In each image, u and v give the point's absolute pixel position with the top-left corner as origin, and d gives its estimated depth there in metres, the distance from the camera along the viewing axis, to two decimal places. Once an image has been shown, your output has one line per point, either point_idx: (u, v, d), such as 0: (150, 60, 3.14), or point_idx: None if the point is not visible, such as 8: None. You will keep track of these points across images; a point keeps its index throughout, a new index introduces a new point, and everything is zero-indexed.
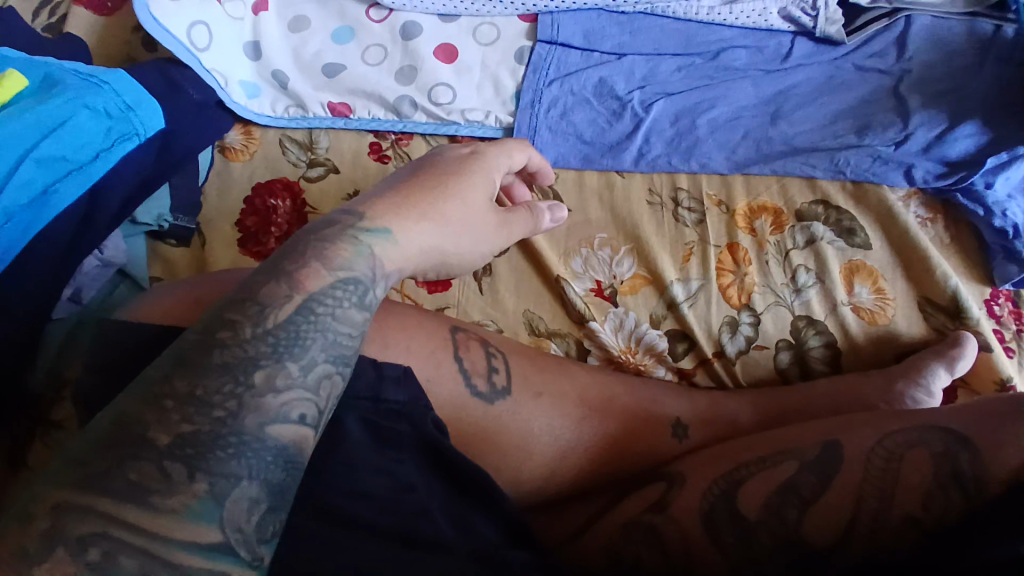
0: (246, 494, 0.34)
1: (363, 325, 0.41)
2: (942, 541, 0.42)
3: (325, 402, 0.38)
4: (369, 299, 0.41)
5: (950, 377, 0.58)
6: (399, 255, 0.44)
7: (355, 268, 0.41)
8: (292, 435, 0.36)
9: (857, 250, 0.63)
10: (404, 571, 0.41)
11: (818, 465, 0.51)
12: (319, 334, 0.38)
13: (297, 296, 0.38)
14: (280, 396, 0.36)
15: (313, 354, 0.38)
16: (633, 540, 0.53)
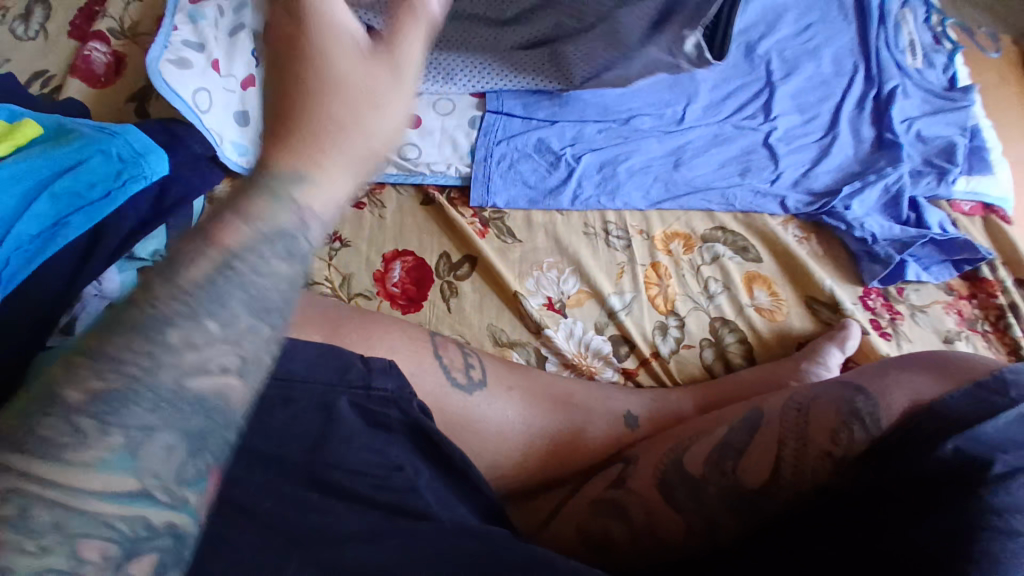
0: (162, 443, 0.30)
1: (290, 276, 0.33)
2: (866, 476, 0.54)
3: (254, 356, 0.32)
4: (298, 248, 0.33)
5: (843, 354, 0.71)
6: (334, 193, 0.33)
7: (277, 220, 0.32)
8: (208, 386, 0.30)
9: (751, 262, 0.78)
10: (404, 539, 0.48)
11: (743, 424, 0.62)
12: (237, 290, 0.31)
13: (211, 256, 0.31)
14: (201, 351, 0.30)
15: (234, 312, 0.31)
16: (603, 516, 0.61)
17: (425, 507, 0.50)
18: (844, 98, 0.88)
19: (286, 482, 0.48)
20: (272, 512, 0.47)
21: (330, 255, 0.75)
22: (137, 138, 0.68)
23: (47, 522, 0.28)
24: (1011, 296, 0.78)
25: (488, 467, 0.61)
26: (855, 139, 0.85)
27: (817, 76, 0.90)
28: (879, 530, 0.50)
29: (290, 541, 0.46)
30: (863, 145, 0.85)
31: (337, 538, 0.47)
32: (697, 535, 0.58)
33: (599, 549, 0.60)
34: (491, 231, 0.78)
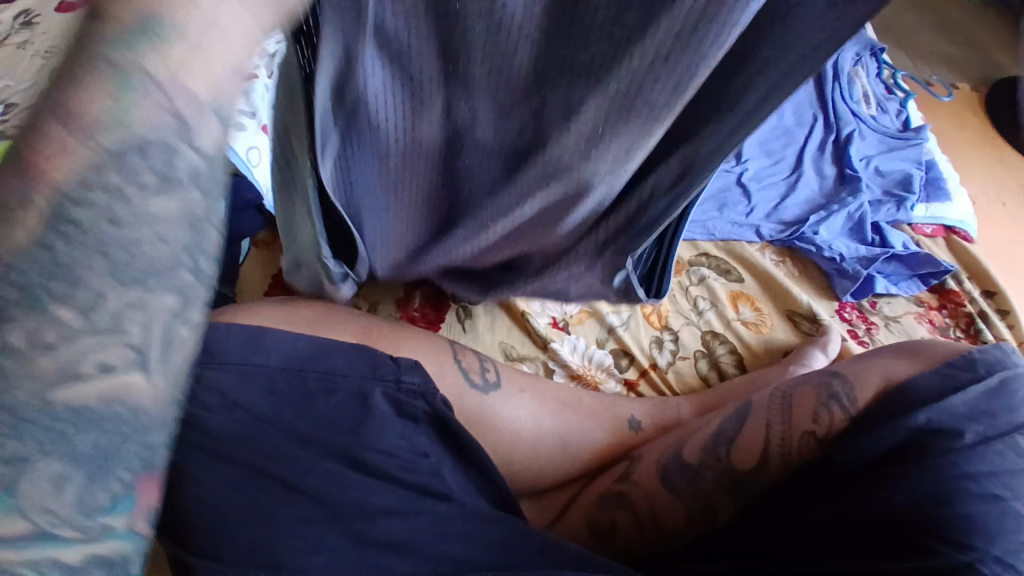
0: (46, 472, 0.23)
1: (188, 212, 0.25)
2: (848, 445, 0.59)
3: (148, 333, 0.24)
4: (182, 168, 0.25)
5: (826, 357, 0.78)
6: (207, 77, 0.26)
7: (133, 122, 0.23)
8: (95, 391, 0.24)
9: (734, 283, 0.87)
10: (429, 518, 0.53)
11: (737, 414, 0.67)
12: (97, 257, 0.23)
13: (80, 151, 0.23)
14: (62, 350, 0.23)
15: (92, 284, 0.23)
16: (609, 509, 0.66)
17: (447, 489, 0.56)
18: (806, 142, 0.98)
19: (321, 456, 0.53)
20: (312, 484, 0.52)
21: None
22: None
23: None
24: (977, 304, 0.87)
25: (502, 460, 0.67)
26: (819, 175, 0.96)
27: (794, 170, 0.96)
28: (864, 490, 0.56)
29: (331, 511, 0.51)
30: (825, 180, 0.95)
31: (370, 509, 0.52)
32: (695, 518, 0.63)
33: (605, 539, 0.64)
34: None
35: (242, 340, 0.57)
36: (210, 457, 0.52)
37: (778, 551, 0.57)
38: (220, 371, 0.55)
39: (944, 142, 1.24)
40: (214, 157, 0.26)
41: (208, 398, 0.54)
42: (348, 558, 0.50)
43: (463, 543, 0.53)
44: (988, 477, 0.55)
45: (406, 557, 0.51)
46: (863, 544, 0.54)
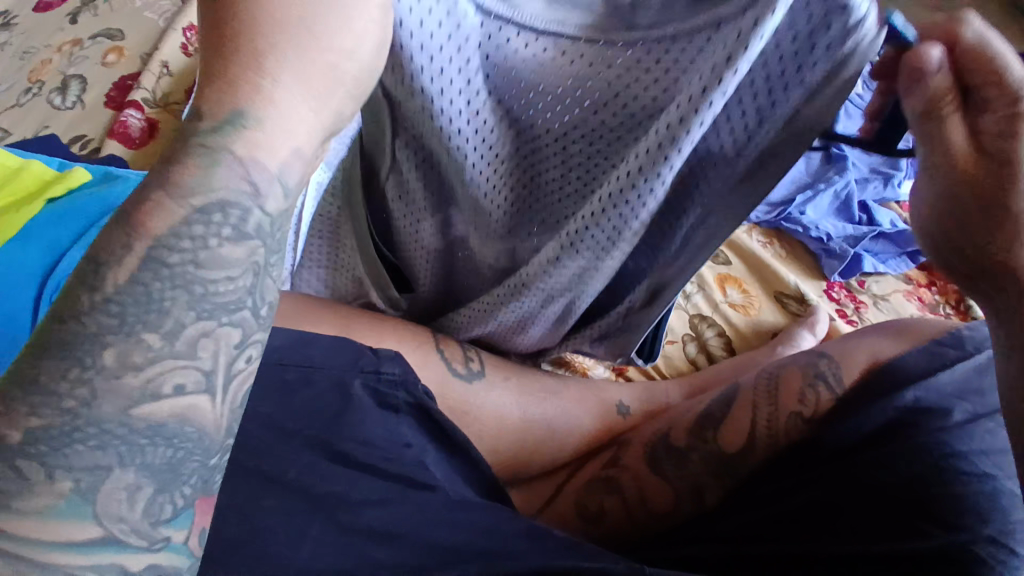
0: (121, 483, 0.33)
1: (251, 261, 0.35)
2: (839, 425, 0.59)
3: (213, 362, 0.35)
4: (251, 224, 0.35)
5: (813, 338, 0.78)
6: (275, 145, 0.35)
7: (215, 186, 0.34)
8: (167, 409, 0.34)
9: (722, 265, 0.86)
10: (413, 509, 0.52)
11: (722, 395, 0.66)
12: (179, 291, 0.33)
13: (173, 209, 0.33)
14: (147, 371, 0.33)
15: (177, 316, 0.33)
16: (597, 494, 0.65)
17: (430, 478, 0.55)
18: None
19: (300, 448, 0.53)
20: (292, 476, 0.51)
21: None
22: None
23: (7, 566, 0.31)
24: None
25: (489, 448, 0.66)
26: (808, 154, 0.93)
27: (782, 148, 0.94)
28: (853, 467, 0.56)
29: (313, 504, 0.50)
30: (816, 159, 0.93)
31: (351, 500, 0.51)
32: (683, 501, 0.62)
33: (593, 523, 0.64)
34: None
35: None
36: None
37: (764, 532, 0.56)
38: None
39: None
40: (276, 217, 0.36)
41: None
42: (333, 547, 0.49)
43: (447, 531, 0.52)
44: (980, 455, 0.54)
45: (384, 547, 0.50)
46: (857, 521, 0.53)
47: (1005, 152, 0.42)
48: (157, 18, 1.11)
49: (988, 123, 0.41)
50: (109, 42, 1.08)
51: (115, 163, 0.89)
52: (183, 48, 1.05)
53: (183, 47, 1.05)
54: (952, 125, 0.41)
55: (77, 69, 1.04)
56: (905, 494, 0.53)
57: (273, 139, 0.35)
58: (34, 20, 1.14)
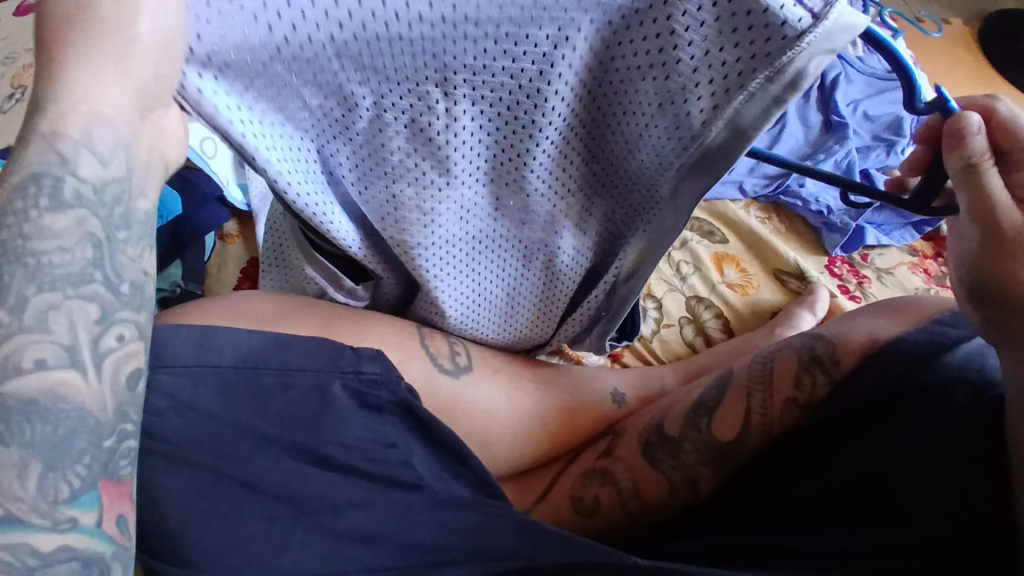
0: (10, 461, 0.36)
1: (83, 232, 0.39)
2: (843, 411, 0.58)
3: (71, 335, 0.38)
4: (70, 194, 0.38)
5: (814, 317, 0.76)
6: (81, 111, 0.38)
7: (37, 167, 0.38)
8: (35, 385, 0.36)
9: (718, 244, 0.84)
10: (395, 509, 0.51)
11: (716, 383, 0.65)
12: (18, 265, 0.37)
13: (4, 193, 0.38)
14: (5, 348, 0.36)
15: (19, 290, 0.37)
16: (592, 485, 0.63)
17: (416, 478, 0.53)
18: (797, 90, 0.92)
19: (279, 453, 0.52)
20: (273, 481, 0.50)
21: None
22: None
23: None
24: None
25: (478, 445, 0.65)
26: (806, 125, 0.90)
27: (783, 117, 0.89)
28: (851, 456, 0.55)
29: (295, 506, 0.50)
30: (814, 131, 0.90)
31: (334, 503, 0.50)
32: (677, 492, 0.61)
33: (589, 517, 0.62)
34: None
35: (190, 342, 0.54)
36: (166, 463, 0.50)
37: (761, 525, 0.54)
38: (171, 374, 0.52)
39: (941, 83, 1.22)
40: (100, 183, 0.39)
41: (158, 402, 0.52)
42: (319, 551, 0.49)
43: (434, 531, 0.51)
44: (994, 436, 0.52)
45: (373, 549, 0.50)
46: (853, 510, 0.52)
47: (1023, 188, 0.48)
48: None
49: (1021, 180, 0.47)
50: None
51: None
52: None
53: None
54: (990, 178, 0.46)
55: None
56: (912, 491, 0.51)
57: (78, 108, 0.37)
58: (14, 25, 1.12)
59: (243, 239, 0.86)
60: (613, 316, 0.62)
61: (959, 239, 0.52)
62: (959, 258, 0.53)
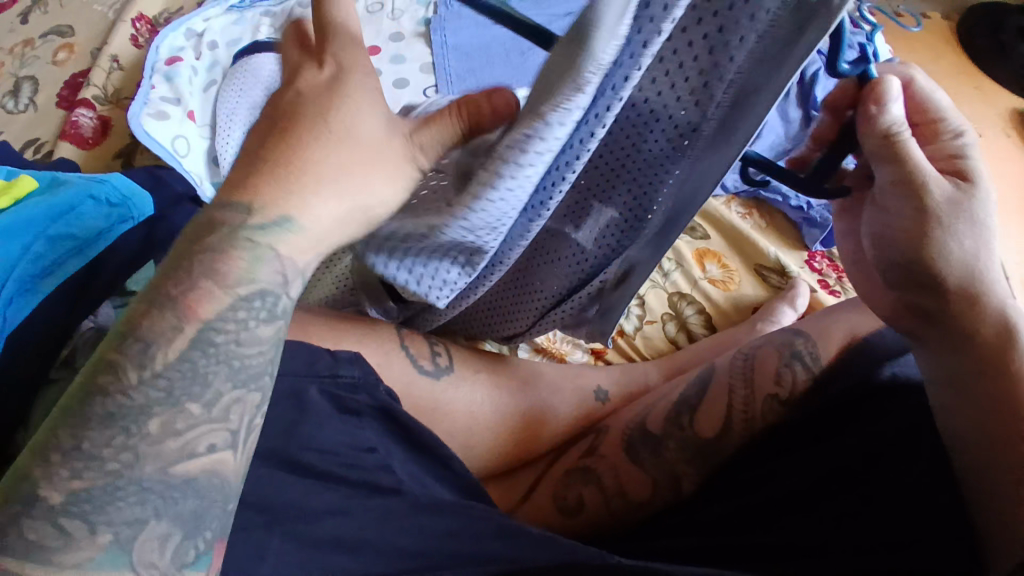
0: (154, 533, 0.37)
1: (276, 337, 0.42)
2: (833, 402, 0.60)
3: (239, 422, 0.40)
4: (279, 308, 0.42)
5: (795, 312, 0.76)
6: (315, 243, 0.42)
7: (256, 276, 0.41)
8: (200, 466, 0.38)
9: (700, 240, 0.84)
10: (375, 514, 0.50)
11: (697, 380, 0.65)
12: (220, 366, 0.40)
13: (219, 295, 0.40)
14: (185, 436, 0.38)
15: (217, 387, 0.39)
16: (575, 485, 0.62)
17: (395, 482, 0.52)
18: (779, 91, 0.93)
19: (254, 461, 0.51)
20: (246, 489, 0.49)
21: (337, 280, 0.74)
22: (122, 184, 0.78)
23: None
24: None
25: (461, 447, 0.64)
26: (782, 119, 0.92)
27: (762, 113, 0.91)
28: (829, 450, 0.55)
29: (270, 514, 0.48)
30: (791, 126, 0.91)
31: (311, 511, 0.49)
32: (660, 490, 0.60)
33: (573, 517, 0.61)
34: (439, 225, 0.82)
35: None
36: None
37: (744, 519, 0.54)
38: None
39: None
40: (297, 303, 0.43)
41: None
42: (296, 559, 0.47)
43: (414, 536, 0.50)
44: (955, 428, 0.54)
45: (351, 554, 0.48)
46: (834, 504, 0.52)
47: (931, 153, 0.50)
48: (106, 10, 1.08)
49: (931, 151, 0.50)
50: (60, 41, 1.04)
51: (64, 164, 0.85)
52: (132, 39, 1.03)
53: (133, 38, 1.03)
54: (911, 147, 0.45)
55: (28, 70, 1.01)
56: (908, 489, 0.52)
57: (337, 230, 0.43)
58: None
59: None
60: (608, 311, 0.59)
61: (888, 220, 0.51)
62: (877, 242, 0.52)
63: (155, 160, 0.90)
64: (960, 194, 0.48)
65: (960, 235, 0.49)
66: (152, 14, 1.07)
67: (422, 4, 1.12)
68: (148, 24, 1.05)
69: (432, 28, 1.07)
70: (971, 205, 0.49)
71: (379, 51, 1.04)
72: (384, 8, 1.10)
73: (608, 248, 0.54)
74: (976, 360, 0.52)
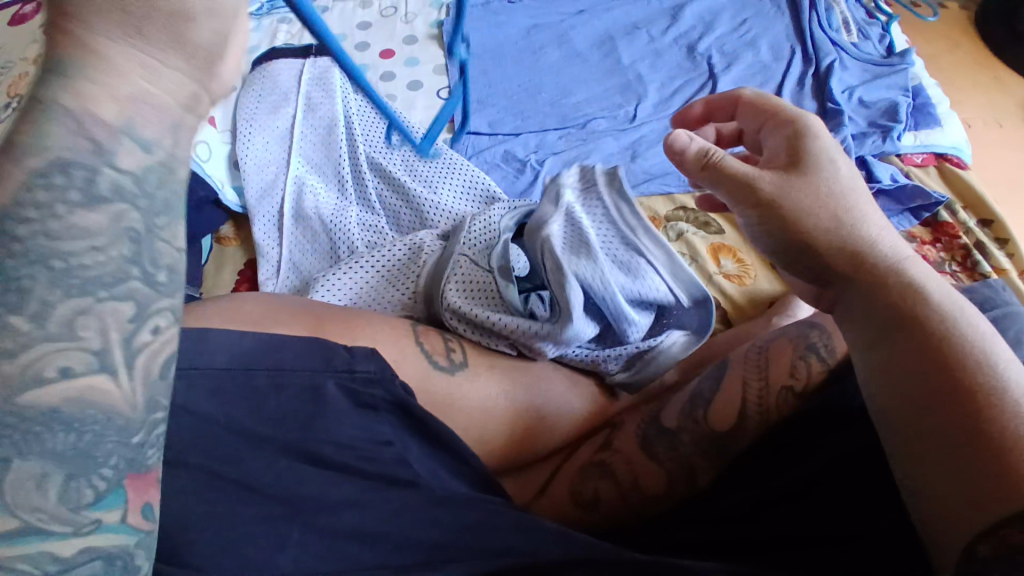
0: (23, 473, 0.31)
1: (118, 226, 0.32)
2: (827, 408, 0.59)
3: (101, 340, 0.32)
4: (103, 185, 0.32)
5: (811, 306, 0.76)
6: (119, 83, 0.32)
7: (46, 144, 0.30)
8: (61, 395, 0.31)
9: (715, 236, 0.86)
10: (389, 507, 0.50)
11: (713, 373, 0.65)
12: (38, 268, 0.30)
13: (14, 173, 0.30)
14: (22, 358, 0.30)
15: (41, 295, 0.30)
16: (590, 478, 0.63)
17: (413, 475, 0.53)
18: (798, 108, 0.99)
19: (276, 455, 0.51)
20: (266, 481, 0.50)
21: (331, 251, 0.81)
22: None
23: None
24: (972, 235, 0.87)
25: (477, 442, 0.64)
26: None
27: None
28: (842, 439, 0.55)
29: (287, 504, 0.49)
30: None
31: (328, 503, 0.50)
32: (677, 482, 0.60)
33: (588, 509, 0.61)
34: (411, 197, 0.84)
35: (186, 345, 0.55)
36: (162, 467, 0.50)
37: (760, 513, 0.53)
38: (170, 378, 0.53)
39: (931, 71, 1.23)
40: (137, 173, 0.33)
41: None
42: (315, 551, 0.48)
43: (431, 528, 0.50)
44: None
45: (366, 546, 0.49)
46: (843, 494, 0.53)
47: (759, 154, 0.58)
48: None
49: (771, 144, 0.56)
50: None
51: None
52: None
53: None
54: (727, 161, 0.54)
55: None
56: None
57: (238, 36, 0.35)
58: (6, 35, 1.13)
59: (238, 241, 0.89)
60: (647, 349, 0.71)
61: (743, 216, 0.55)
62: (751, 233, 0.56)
63: None
64: (783, 179, 0.52)
65: (809, 211, 0.51)
66: None
67: (435, 6, 1.14)
68: None
69: (445, 30, 1.09)
70: (808, 184, 0.52)
71: (393, 54, 1.06)
72: (398, 10, 1.12)
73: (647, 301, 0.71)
74: (876, 344, 0.49)
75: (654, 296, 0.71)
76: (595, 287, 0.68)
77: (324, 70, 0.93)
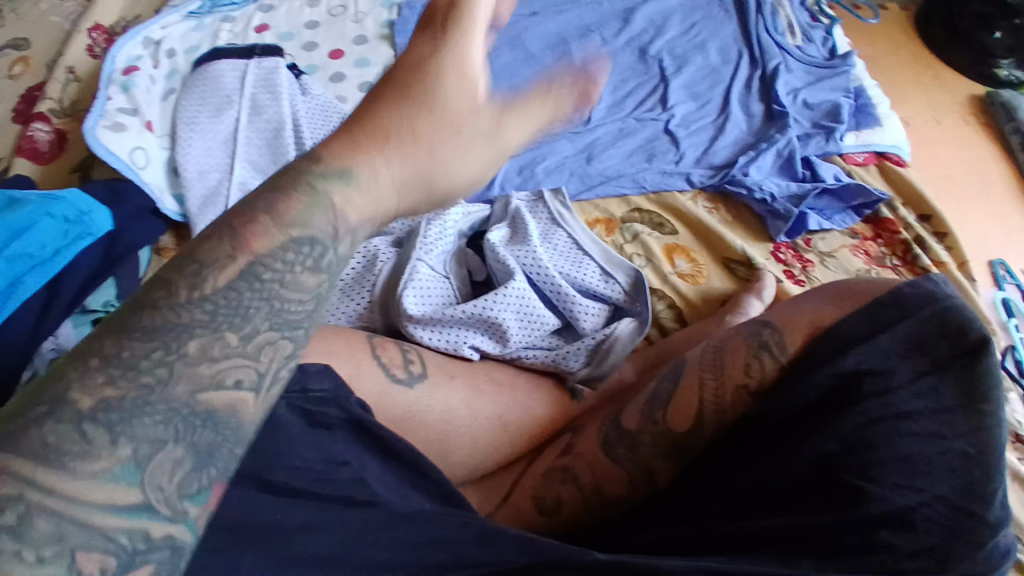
0: (170, 456, 0.33)
1: (319, 291, 0.39)
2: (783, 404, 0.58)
3: (268, 365, 0.37)
4: (326, 260, 0.39)
5: (762, 303, 0.79)
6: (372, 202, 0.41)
7: (302, 221, 0.39)
8: (224, 400, 0.35)
9: (669, 236, 0.87)
10: (344, 530, 0.49)
11: (670, 373, 0.66)
12: (264, 303, 0.37)
13: (277, 234, 0.38)
14: (219, 363, 0.35)
15: (255, 323, 0.36)
16: (553, 484, 0.63)
17: (371, 495, 0.52)
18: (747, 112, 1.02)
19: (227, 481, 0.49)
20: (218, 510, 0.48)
21: None
22: (80, 200, 0.76)
23: (51, 533, 0.30)
24: (912, 230, 0.91)
25: (438, 454, 0.63)
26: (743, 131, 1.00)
27: (716, 118, 1.01)
28: (794, 437, 0.56)
29: (239, 530, 0.48)
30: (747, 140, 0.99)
31: (283, 528, 0.48)
32: (636, 484, 0.61)
33: (552, 516, 0.62)
34: None
35: None
36: None
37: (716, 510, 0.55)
38: None
39: (873, 72, 1.28)
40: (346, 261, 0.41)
41: None
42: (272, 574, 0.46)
43: (392, 548, 0.49)
44: (927, 415, 0.53)
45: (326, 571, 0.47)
46: (800, 489, 0.54)
47: None
48: (63, 22, 1.06)
49: None
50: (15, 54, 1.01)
51: (21, 181, 0.82)
52: (89, 50, 1.01)
53: (89, 48, 1.01)
54: None
55: None
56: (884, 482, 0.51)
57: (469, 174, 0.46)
58: None
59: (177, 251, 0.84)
60: (601, 347, 0.73)
61: None
62: None
63: (112, 174, 0.87)
64: None
65: None
66: (109, 24, 1.05)
67: (385, 6, 1.11)
68: (104, 34, 1.04)
69: (395, 30, 1.07)
70: None
71: (342, 54, 1.04)
72: (347, 10, 1.09)
73: (594, 295, 0.77)
74: None
75: (602, 290, 0.77)
76: (533, 270, 0.74)
77: (269, 71, 0.91)
